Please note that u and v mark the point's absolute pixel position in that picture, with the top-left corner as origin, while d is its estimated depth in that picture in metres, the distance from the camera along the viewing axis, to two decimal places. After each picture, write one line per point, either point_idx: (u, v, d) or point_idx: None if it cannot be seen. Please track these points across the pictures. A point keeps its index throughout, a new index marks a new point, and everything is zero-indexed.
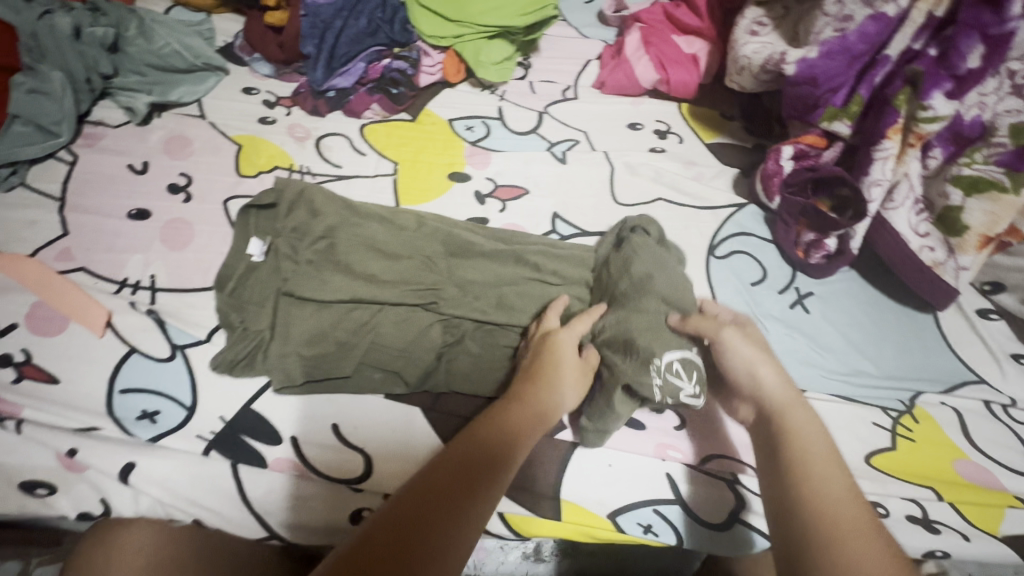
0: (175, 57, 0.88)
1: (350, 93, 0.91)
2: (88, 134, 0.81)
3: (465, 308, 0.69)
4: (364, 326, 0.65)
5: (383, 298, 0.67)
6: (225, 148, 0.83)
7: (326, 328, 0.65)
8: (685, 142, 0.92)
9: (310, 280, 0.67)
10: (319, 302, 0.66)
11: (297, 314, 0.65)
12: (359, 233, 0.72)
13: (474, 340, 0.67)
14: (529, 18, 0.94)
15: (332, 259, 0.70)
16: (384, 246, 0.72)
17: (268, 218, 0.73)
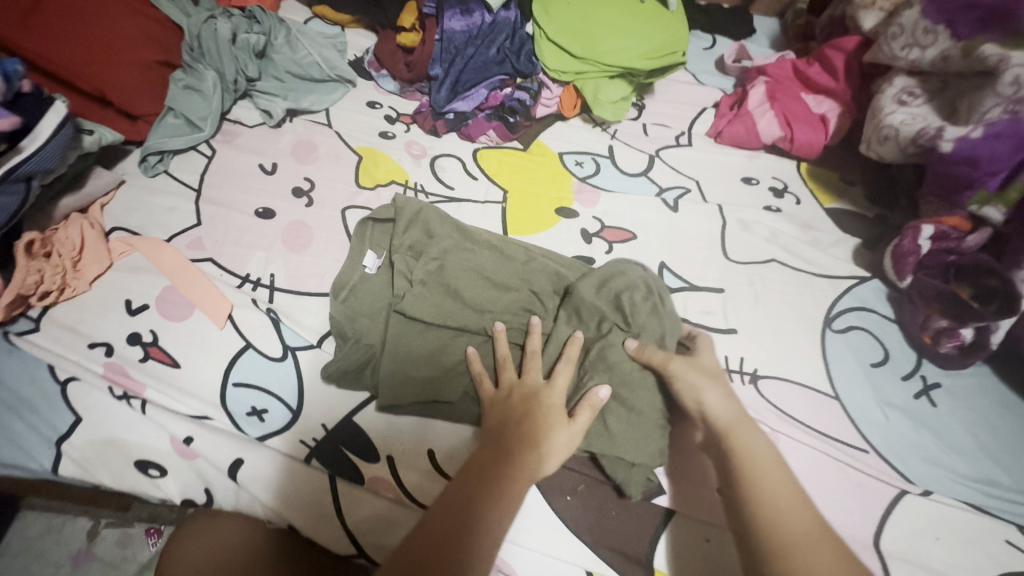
0: (314, 67, 0.93)
1: (468, 117, 0.92)
2: (227, 132, 0.86)
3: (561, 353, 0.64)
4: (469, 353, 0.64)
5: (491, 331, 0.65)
6: (346, 158, 0.86)
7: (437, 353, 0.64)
8: (802, 204, 0.88)
9: (422, 300, 0.66)
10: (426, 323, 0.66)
11: (406, 333, 0.65)
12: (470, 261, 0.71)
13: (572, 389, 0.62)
14: (655, 62, 0.93)
15: (442, 282, 0.69)
16: (493, 276, 0.70)
17: (387, 231, 0.75)
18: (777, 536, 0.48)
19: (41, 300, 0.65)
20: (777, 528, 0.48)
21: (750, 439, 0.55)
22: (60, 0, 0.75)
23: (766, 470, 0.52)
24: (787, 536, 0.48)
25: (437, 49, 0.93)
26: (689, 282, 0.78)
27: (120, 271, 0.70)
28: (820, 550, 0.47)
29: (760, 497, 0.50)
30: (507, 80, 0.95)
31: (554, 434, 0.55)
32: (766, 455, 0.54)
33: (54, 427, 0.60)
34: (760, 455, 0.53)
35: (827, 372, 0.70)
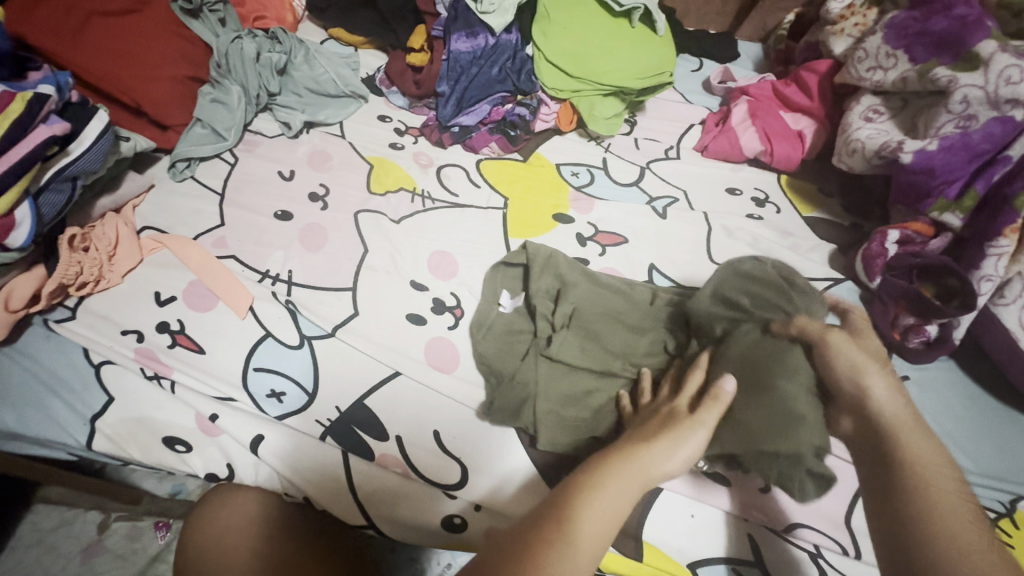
0: (329, 83, 1.01)
1: (472, 130, 0.99)
2: (248, 141, 0.93)
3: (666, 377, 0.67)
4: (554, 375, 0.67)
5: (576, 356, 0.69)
6: (358, 167, 0.93)
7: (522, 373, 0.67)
8: (782, 212, 0.95)
9: (568, 345, 0.69)
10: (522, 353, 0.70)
11: (556, 376, 0.67)
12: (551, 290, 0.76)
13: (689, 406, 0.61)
14: (644, 82, 1.01)
15: (583, 327, 0.71)
16: (625, 318, 0.73)
17: (516, 276, 0.80)
18: (949, 535, 0.44)
19: (78, 291, 0.71)
20: (943, 510, 0.45)
21: (915, 438, 0.51)
22: (105, 22, 0.83)
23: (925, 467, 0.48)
24: (949, 533, 0.44)
25: (443, 68, 1.00)
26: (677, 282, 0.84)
27: (149, 266, 0.75)
28: (975, 539, 0.45)
29: (922, 478, 0.48)
30: (509, 97, 1.01)
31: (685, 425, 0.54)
32: (920, 440, 0.51)
33: (88, 405, 0.65)
34: (920, 452, 0.49)
35: None
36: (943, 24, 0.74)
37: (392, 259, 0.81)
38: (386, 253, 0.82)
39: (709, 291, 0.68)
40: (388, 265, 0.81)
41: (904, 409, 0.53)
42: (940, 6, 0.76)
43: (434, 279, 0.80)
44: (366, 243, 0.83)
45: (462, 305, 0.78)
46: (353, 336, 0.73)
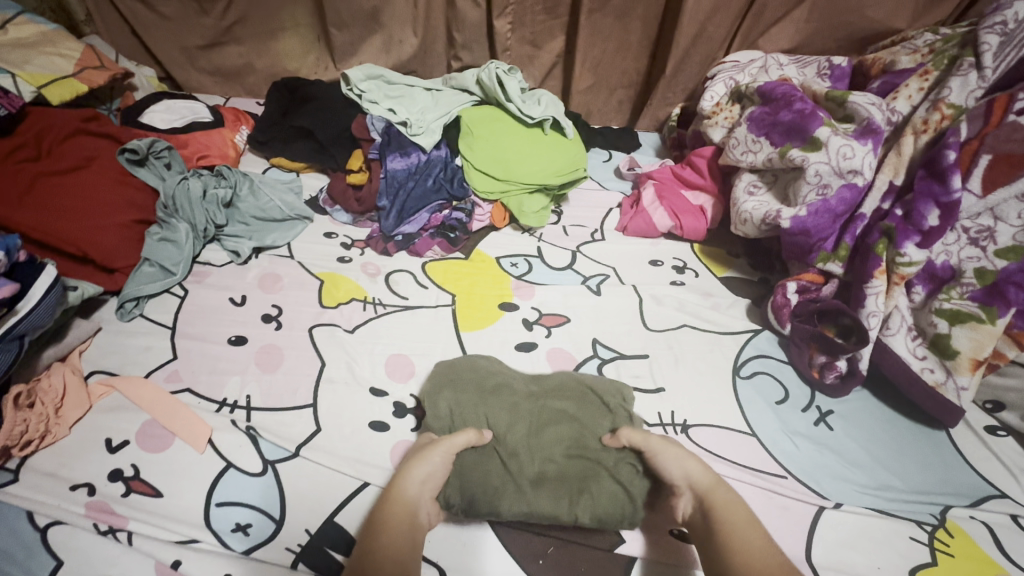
0: (275, 210, 1.06)
1: (415, 237, 1.08)
2: (198, 272, 0.96)
3: (551, 466, 0.72)
4: (537, 484, 0.70)
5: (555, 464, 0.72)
6: (310, 284, 0.98)
7: (509, 456, 0.72)
8: (700, 276, 1.07)
9: (512, 451, 0.73)
10: (503, 464, 0.71)
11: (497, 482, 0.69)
12: (499, 392, 0.79)
13: (576, 493, 0.69)
14: (562, 179, 1.13)
15: (528, 437, 0.75)
16: (568, 425, 0.76)
17: (461, 387, 0.79)
18: (718, 514, 0.63)
19: (22, 450, 0.69)
20: (723, 522, 0.62)
21: (727, 496, 0.65)
22: (53, 184, 0.88)
23: (743, 537, 0.60)
24: (732, 522, 0.62)
25: (381, 185, 1.08)
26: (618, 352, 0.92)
27: (100, 412, 0.75)
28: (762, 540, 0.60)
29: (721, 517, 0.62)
30: (445, 203, 1.11)
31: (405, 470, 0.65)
32: (741, 513, 0.63)
33: (32, 573, 0.61)
34: (736, 514, 0.63)
35: (742, 413, 0.83)
36: (784, 116, 0.92)
37: (350, 369, 0.84)
38: (344, 364, 0.85)
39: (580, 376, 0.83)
40: (347, 375, 0.83)
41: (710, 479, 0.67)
42: (783, 104, 0.93)
43: (392, 382, 0.83)
44: (323, 357, 0.86)
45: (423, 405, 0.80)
46: (317, 452, 0.73)
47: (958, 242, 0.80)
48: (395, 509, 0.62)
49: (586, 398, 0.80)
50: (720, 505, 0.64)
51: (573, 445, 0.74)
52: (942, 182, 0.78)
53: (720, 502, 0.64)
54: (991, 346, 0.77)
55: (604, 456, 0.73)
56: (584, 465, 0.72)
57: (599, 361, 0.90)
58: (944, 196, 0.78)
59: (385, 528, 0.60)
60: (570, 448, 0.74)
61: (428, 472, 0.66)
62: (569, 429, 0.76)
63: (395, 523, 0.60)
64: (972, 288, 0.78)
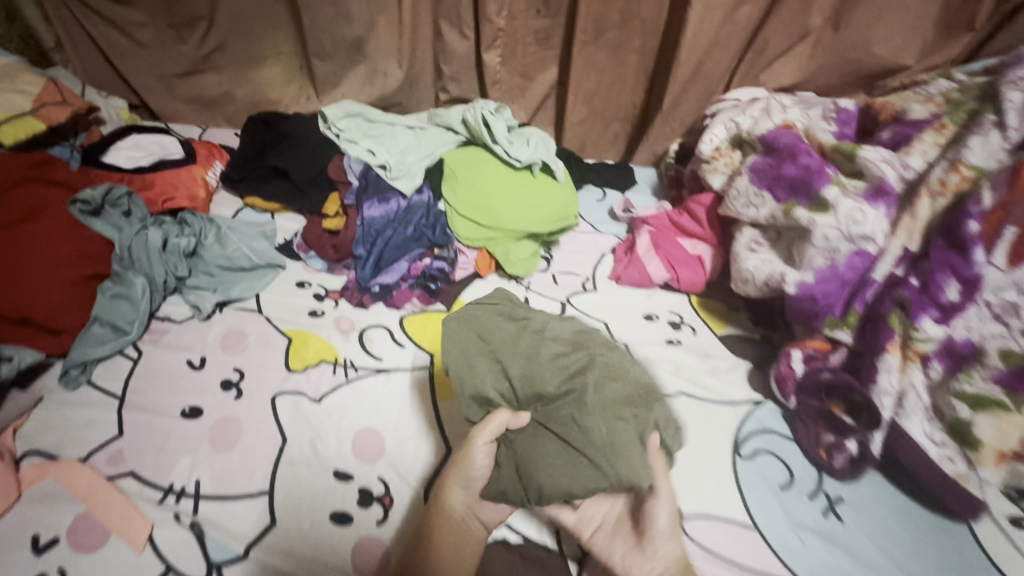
0: (243, 258, 0.99)
1: (393, 288, 1.00)
2: (156, 329, 0.89)
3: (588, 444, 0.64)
4: (583, 417, 0.66)
5: (603, 393, 0.67)
6: (276, 343, 0.91)
7: (547, 440, 0.66)
8: (698, 332, 1.00)
9: (538, 438, 0.66)
10: (545, 441, 0.66)
11: (539, 461, 0.65)
12: (522, 339, 0.71)
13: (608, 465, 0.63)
14: (551, 226, 1.05)
15: (567, 411, 0.67)
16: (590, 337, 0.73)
17: (481, 341, 0.71)
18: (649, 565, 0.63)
19: None
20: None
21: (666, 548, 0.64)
22: None
23: None
24: None
25: (358, 233, 1.01)
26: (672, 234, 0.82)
27: (29, 503, 0.67)
28: None
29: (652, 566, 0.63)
30: (427, 250, 1.03)
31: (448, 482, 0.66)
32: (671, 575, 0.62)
33: None
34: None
35: (744, 502, 0.75)
36: (789, 169, 0.85)
37: (313, 447, 0.77)
38: (307, 440, 0.77)
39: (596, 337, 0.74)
40: (309, 454, 0.76)
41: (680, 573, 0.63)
42: (790, 156, 0.86)
43: (358, 463, 0.76)
44: (285, 432, 0.78)
45: (390, 492, 0.73)
46: (270, 551, 0.66)
47: (980, 318, 0.73)
48: (447, 533, 0.63)
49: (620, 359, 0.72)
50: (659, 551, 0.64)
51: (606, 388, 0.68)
52: (962, 253, 0.73)
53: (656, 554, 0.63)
54: (1018, 438, 0.70)
55: (644, 404, 0.68)
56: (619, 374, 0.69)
57: None
58: (965, 269, 0.73)
59: (441, 553, 0.61)
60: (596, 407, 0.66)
61: (473, 476, 0.66)
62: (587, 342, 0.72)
63: (450, 540, 0.63)
64: (996, 370, 0.71)
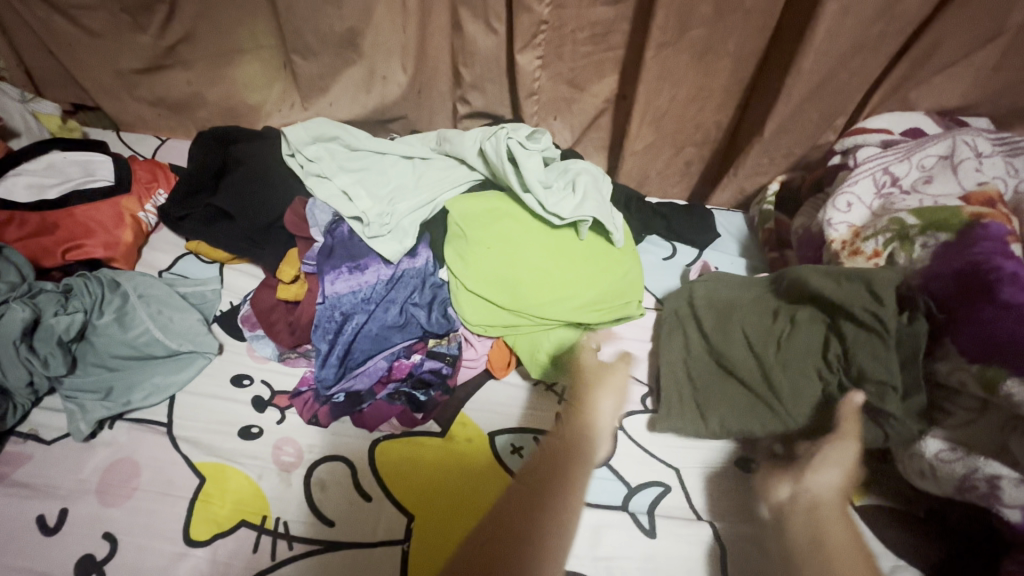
0: (154, 343, 0.70)
1: (364, 398, 0.69)
2: (8, 457, 0.61)
3: (739, 353, 0.68)
4: (764, 355, 0.67)
5: (791, 372, 0.65)
6: (179, 490, 0.61)
7: (727, 347, 0.69)
8: None
9: (729, 336, 0.70)
10: (746, 426, 0.65)
11: (719, 390, 0.68)
12: (727, 415, 0.66)
13: (801, 382, 0.64)
14: (605, 315, 0.72)
15: (729, 330, 0.71)
16: (775, 335, 0.68)
17: (670, 325, 0.75)
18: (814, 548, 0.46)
19: None
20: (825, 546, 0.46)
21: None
22: None
23: None
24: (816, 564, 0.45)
25: (316, 316, 0.69)
26: (857, 339, 0.62)
27: None
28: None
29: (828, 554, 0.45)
30: (416, 344, 0.71)
31: (592, 404, 0.57)
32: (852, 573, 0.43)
33: None
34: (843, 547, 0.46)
35: None
36: (959, 346, 0.57)
37: None
38: None
39: (887, 382, 0.59)
40: None
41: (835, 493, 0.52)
42: (966, 311, 0.57)
43: None
44: None
45: None
46: None
47: None
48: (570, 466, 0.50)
49: (806, 319, 0.67)
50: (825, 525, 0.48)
51: (777, 336, 0.68)
52: None
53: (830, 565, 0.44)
54: None
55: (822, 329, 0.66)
56: (781, 322, 0.68)
57: None
58: None
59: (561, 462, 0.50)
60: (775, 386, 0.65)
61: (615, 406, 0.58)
62: (780, 361, 0.66)
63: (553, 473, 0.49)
64: None
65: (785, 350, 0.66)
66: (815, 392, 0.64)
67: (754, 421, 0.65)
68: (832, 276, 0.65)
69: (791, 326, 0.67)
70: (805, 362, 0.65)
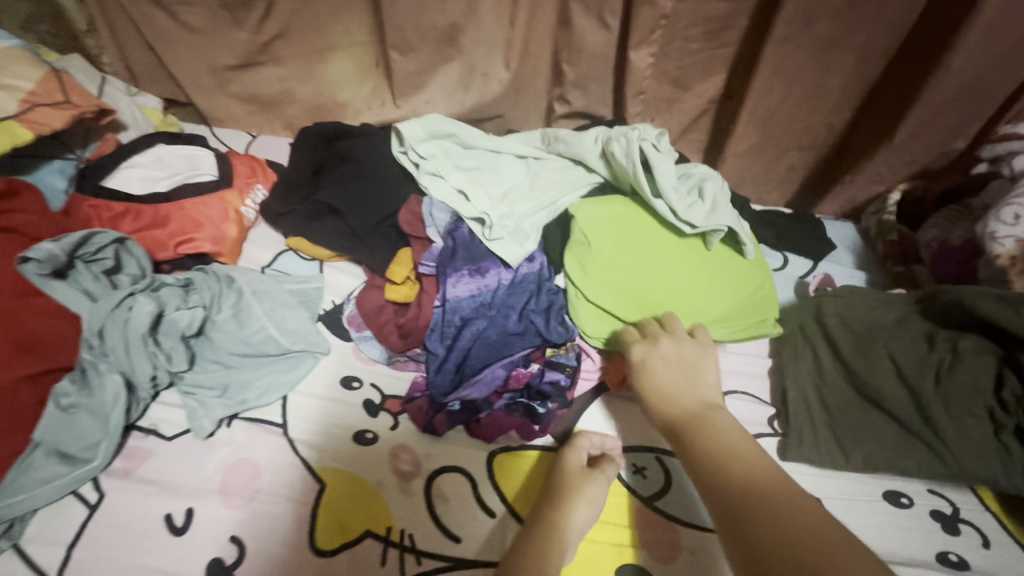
0: (269, 341, 0.68)
1: (481, 407, 0.65)
2: (132, 452, 0.60)
3: (889, 381, 0.63)
4: (920, 385, 0.61)
5: (952, 406, 0.60)
6: (301, 494, 0.59)
7: (874, 372, 0.63)
8: (993, 547, 0.58)
9: (877, 361, 0.64)
10: (898, 464, 0.60)
11: (861, 419, 0.63)
12: (875, 450, 0.61)
13: (963, 421, 0.59)
14: (736, 330, 0.68)
15: (875, 355, 0.64)
16: (932, 364, 0.62)
17: (797, 340, 0.69)
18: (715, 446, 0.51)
19: None
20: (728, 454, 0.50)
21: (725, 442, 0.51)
22: None
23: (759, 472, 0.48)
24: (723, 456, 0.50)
25: (433, 320, 0.67)
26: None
27: None
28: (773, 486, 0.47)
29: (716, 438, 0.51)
30: (534, 352, 0.68)
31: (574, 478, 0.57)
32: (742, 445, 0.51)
33: None
34: (727, 438, 0.51)
35: None
36: None
37: None
38: None
39: None
40: None
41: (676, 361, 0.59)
42: None
43: None
44: None
45: None
46: None
47: None
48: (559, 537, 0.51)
49: (969, 348, 0.61)
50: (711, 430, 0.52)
51: (932, 364, 0.62)
52: None
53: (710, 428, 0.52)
54: None
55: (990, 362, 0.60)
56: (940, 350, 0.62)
57: None
58: None
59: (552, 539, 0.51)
60: (933, 421, 0.60)
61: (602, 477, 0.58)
62: (939, 393, 0.60)
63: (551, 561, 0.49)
64: None
65: (943, 380, 0.61)
66: (980, 431, 0.58)
67: (908, 460, 0.60)
68: (1006, 302, 0.60)
69: (954, 357, 0.61)
70: (968, 396, 0.59)
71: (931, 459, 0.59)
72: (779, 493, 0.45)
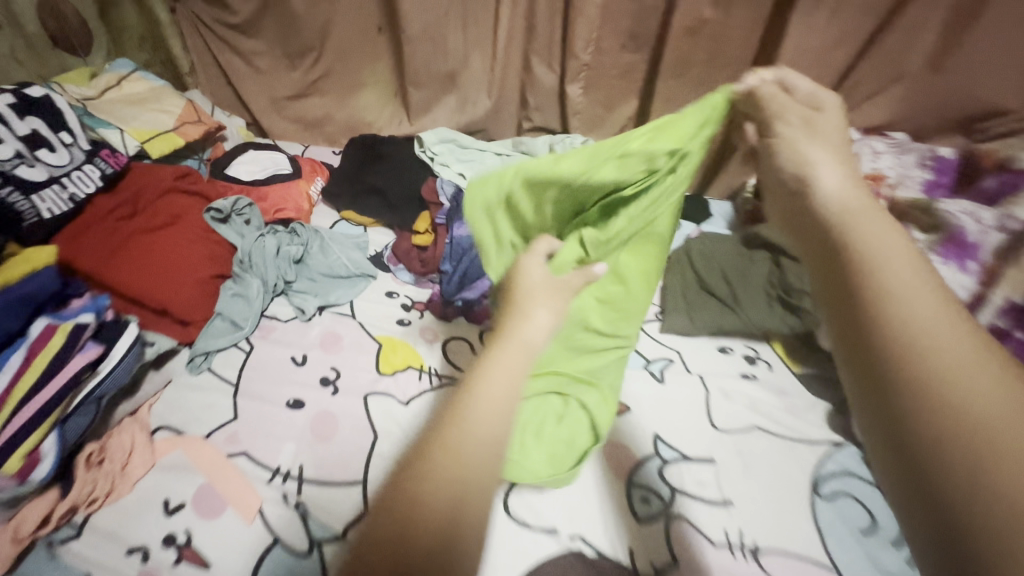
0: (341, 266, 1.08)
1: (475, 304, 1.01)
2: (263, 325, 0.98)
3: (716, 277, 1.07)
4: (731, 278, 1.05)
5: (748, 288, 1.04)
6: (368, 347, 0.97)
7: (709, 273, 1.07)
8: (775, 369, 0.99)
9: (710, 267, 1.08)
10: (723, 322, 1.03)
11: (702, 300, 1.06)
12: (710, 316, 1.03)
13: (755, 295, 1.03)
14: None
15: (710, 265, 1.09)
16: (739, 268, 1.07)
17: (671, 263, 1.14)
18: (879, 274, 0.34)
19: (87, 507, 0.72)
20: (888, 278, 0.34)
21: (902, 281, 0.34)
22: (145, 241, 0.94)
23: (939, 336, 0.31)
24: (887, 283, 0.34)
25: (445, 250, 1.08)
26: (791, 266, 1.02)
27: (160, 471, 0.77)
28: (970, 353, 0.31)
29: (875, 260, 0.35)
30: None
31: (527, 269, 0.60)
32: (932, 310, 0.32)
33: None
34: (891, 253, 0.36)
35: (825, 547, 0.75)
36: None
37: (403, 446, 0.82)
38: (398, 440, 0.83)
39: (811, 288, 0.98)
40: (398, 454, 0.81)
41: (862, 199, 0.41)
42: None
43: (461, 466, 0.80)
44: (374, 427, 0.85)
45: None
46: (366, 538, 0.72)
47: None
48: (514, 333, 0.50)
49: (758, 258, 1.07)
50: (858, 234, 0.37)
51: (738, 267, 1.07)
52: None
53: (863, 241, 0.37)
54: None
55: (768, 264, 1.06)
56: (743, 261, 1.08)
57: (661, 462, 0.83)
58: None
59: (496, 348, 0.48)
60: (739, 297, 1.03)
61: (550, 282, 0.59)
62: (742, 282, 1.05)
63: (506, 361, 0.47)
64: None
65: (743, 274, 1.05)
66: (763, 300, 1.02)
67: (727, 319, 1.02)
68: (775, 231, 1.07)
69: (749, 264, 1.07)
70: (755, 282, 1.04)
71: (740, 317, 1.02)
72: (955, 359, 0.30)
